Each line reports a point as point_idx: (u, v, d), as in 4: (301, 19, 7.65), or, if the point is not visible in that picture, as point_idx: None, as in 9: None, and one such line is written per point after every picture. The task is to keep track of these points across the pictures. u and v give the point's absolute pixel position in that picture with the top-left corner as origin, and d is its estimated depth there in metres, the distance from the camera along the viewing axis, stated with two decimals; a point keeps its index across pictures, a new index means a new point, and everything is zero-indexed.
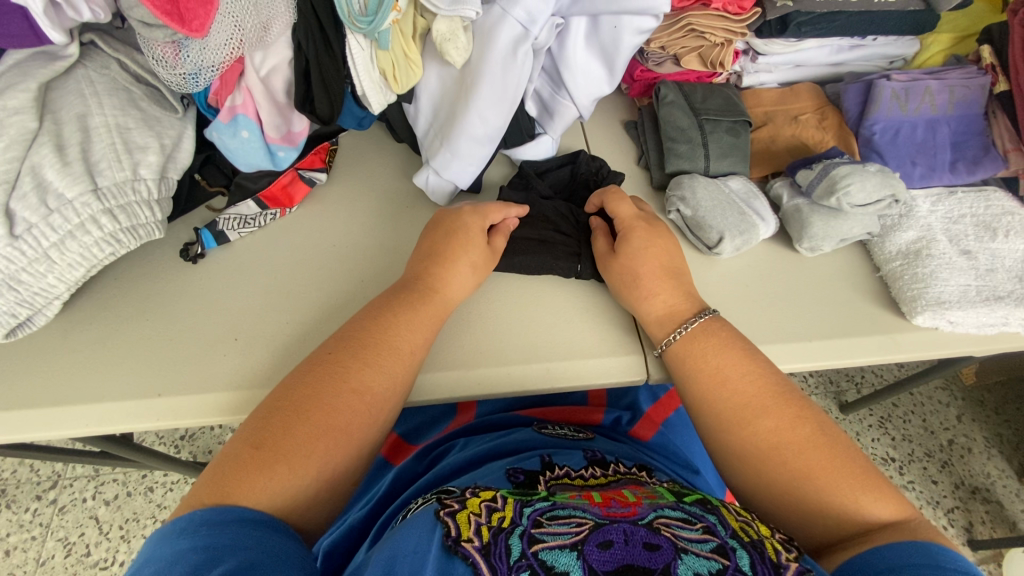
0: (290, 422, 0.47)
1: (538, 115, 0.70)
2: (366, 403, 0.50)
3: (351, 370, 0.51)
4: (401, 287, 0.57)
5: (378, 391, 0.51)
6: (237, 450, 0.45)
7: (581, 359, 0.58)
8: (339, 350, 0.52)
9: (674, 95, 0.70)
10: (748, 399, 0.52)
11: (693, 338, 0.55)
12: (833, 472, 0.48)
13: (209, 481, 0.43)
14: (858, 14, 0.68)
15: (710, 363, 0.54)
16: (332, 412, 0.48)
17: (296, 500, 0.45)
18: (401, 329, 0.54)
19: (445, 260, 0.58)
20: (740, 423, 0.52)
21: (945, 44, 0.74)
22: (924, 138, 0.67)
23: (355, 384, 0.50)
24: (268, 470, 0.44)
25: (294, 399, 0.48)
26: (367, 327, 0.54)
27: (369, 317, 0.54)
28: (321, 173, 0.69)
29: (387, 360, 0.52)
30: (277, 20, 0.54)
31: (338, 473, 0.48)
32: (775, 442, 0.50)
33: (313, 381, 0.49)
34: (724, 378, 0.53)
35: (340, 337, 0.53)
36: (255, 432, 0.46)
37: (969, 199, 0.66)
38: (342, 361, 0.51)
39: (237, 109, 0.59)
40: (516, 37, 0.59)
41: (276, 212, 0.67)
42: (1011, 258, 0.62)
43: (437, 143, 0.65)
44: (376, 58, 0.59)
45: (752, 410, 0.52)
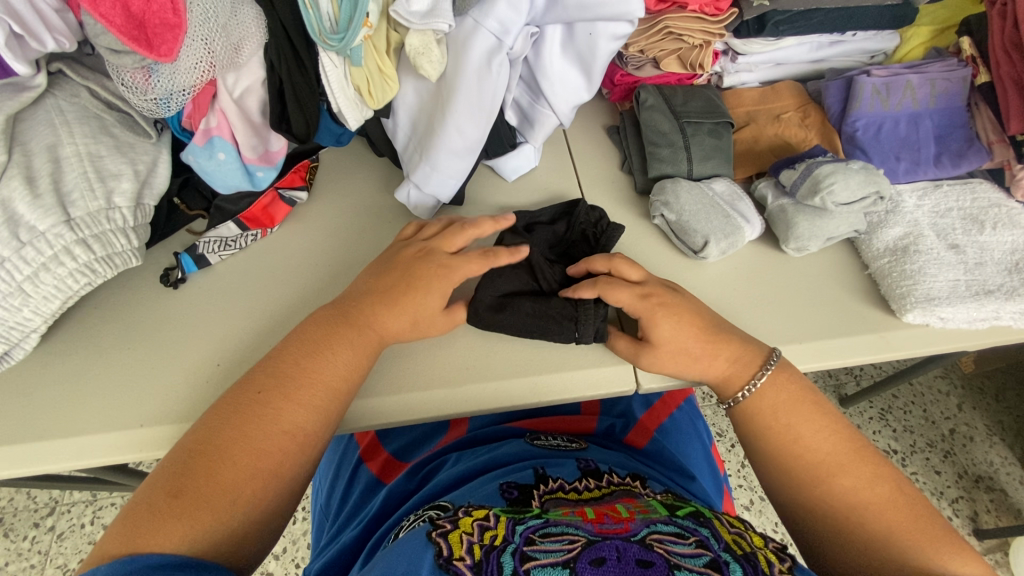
0: (212, 464, 0.46)
1: (519, 125, 0.69)
2: (291, 436, 0.49)
3: (279, 409, 0.50)
4: (341, 309, 0.56)
5: (308, 429, 0.50)
6: (153, 496, 0.44)
7: (571, 370, 0.57)
8: (266, 385, 0.51)
9: (654, 98, 0.69)
10: (823, 457, 0.51)
11: (765, 395, 0.54)
12: (914, 533, 0.47)
13: (121, 535, 0.42)
14: (836, 11, 0.68)
15: (783, 422, 0.54)
16: (257, 453, 0.47)
17: (219, 549, 0.44)
18: (335, 362, 0.53)
19: (390, 291, 0.56)
20: (815, 481, 0.51)
21: (926, 36, 0.73)
22: (907, 133, 0.67)
23: (283, 423, 0.49)
24: (184, 516, 0.43)
25: (217, 441, 0.47)
26: (293, 357, 0.53)
27: (292, 345, 0.53)
28: (302, 192, 0.69)
29: (313, 388, 0.51)
30: (248, 41, 0.53)
31: (264, 514, 0.47)
32: (854, 501, 0.49)
33: (240, 418, 0.49)
34: (798, 437, 0.53)
35: (265, 369, 0.52)
36: (172, 477, 0.45)
37: (955, 192, 0.66)
38: (266, 396, 0.50)
39: (212, 131, 0.59)
40: (490, 48, 0.58)
41: (257, 232, 0.66)
42: (1000, 250, 0.62)
43: (416, 157, 0.65)
44: (350, 75, 0.58)
45: (828, 467, 0.51)
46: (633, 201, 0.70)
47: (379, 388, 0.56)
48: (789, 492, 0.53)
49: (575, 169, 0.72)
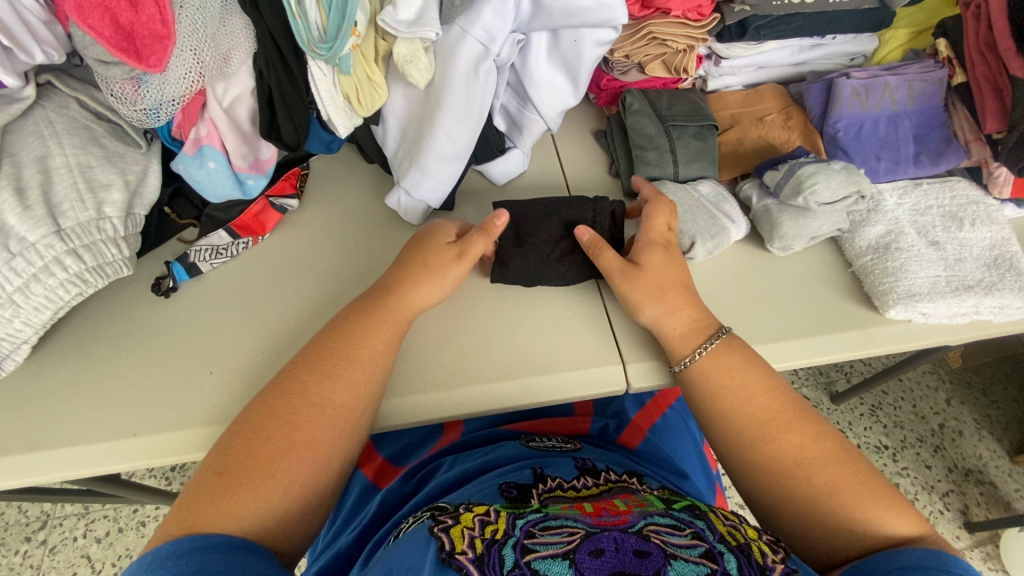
0: (253, 442, 0.47)
1: (507, 130, 0.70)
2: (329, 412, 0.50)
3: (309, 384, 0.50)
4: (364, 297, 0.57)
5: (339, 402, 0.51)
6: (204, 476, 0.45)
7: (563, 372, 0.58)
8: (303, 367, 0.51)
9: (639, 103, 0.70)
10: (771, 415, 0.52)
11: (716, 355, 0.55)
12: (854, 488, 0.48)
13: (175, 513, 0.43)
14: (815, 15, 0.69)
15: (735, 381, 0.54)
16: (293, 428, 0.48)
17: (265, 522, 0.45)
18: (359, 336, 0.53)
19: (411, 274, 0.57)
20: (764, 439, 0.51)
21: (903, 39, 0.75)
22: (886, 133, 0.68)
23: (315, 398, 0.50)
24: (230, 493, 0.44)
25: (254, 420, 0.48)
26: (328, 339, 0.54)
27: (326, 331, 0.54)
28: (292, 199, 0.69)
29: (346, 367, 0.52)
30: (237, 51, 0.54)
31: (307, 488, 0.47)
32: (798, 459, 0.50)
33: (279, 398, 0.49)
34: (748, 395, 0.53)
35: (300, 353, 0.53)
36: (217, 457, 0.46)
37: (934, 190, 0.67)
38: (303, 376, 0.51)
39: (202, 141, 0.59)
40: (476, 55, 0.59)
41: (248, 240, 0.66)
42: (978, 246, 0.63)
43: (406, 163, 0.65)
44: (338, 84, 0.59)
45: (776, 425, 0.51)
46: (620, 203, 0.71)
47: None
48: (739, 453, 0.53)
49: (564, 173, 0.73)
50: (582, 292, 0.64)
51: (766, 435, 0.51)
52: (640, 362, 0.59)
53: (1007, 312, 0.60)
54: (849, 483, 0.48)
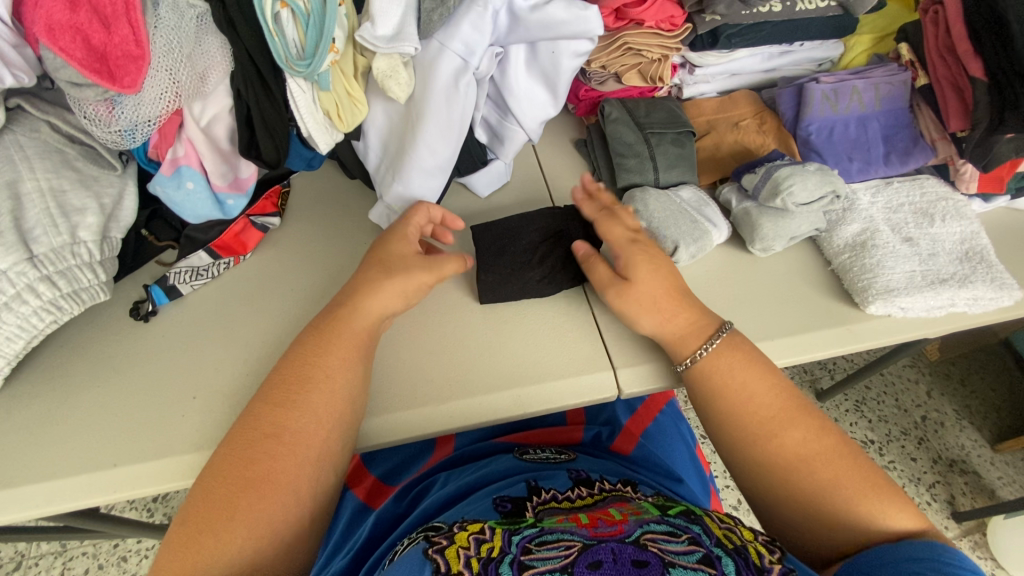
0: (214, 484, 0.46)
1: (489, 142, 0.71)
2: (289, 441, 0.49)
3: (265, 416, 0.49)
4: (323, 316, 0.56)
5: (298, 429, 0.49)
6: (172, 530, 0.45)
7: (554, 381, 0.58)
8: (262, 401, 0.50)
9: (618, 112, 0.72)
10: (774, 411, 0.52)
11: (718, 355, 0.54)
12: (857, 481, 0.49)
13: (153, 569, 0.44)
14: (784, 23, 0.71)
15: (736, 380, 0.53)
16: (254, 464, 0.47)
17: (236, 562, 0.44)
18: (312, 359, 0.52)
19: (372, 282, 0.56)
20: (768, 434, 0.51)
21: (868, 43, 0.77)
22: (856, 135, 0.71)
23: (271, 430, 0.49)
24: (194, 540, 0.44)
25: (216, 461, 0.48)
26: (285, 366, 0.52)
27: (285, 356, 0.54)
28: (274, 217, 0.68)
29: (304, 393, 0.51)
30: (214, 70, 0.55)
31: (279, 521, 0.47)
32: (802, 454, 0.50)
33: (239, 436, 0.49)
34: (751, 393, 0.53)
35: (259, 385, 0.53)
36: (185, 505, 0.46)
37: (906, 188, 0.69)
38: (261, 409, 0.50)
39: (180, 161, 0.59)
40: (456, 69, 0.59)
41: (230, 259, 0.65)
42: (949, 241, 0.65)
43: (389, 178, 0.65)
44: (318, 100, 0.58)
45: (779, 422, 0.51)
46: None
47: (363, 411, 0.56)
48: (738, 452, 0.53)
49: (547, 183, 0.74)
50: (569, 300, 0.64)
51: (770, 435, 0.51)
52: (630, 367, 0.59)
53: (981, 303, 0.62)
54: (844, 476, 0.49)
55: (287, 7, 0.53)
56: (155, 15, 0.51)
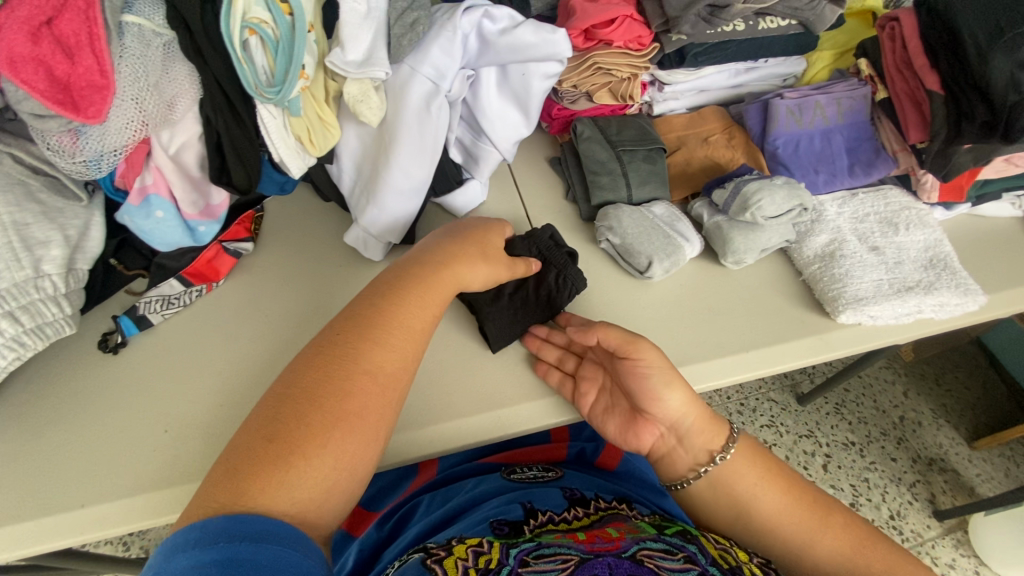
0: (301, 410, 0.43)
1: (464, 162, 0.71)
2: (371, 380, 0.47)
3: (360, 349, 0.47)
4: (405, 266, 0.55)
5: (388, 369, 0.48)
6: (242, 448, 0.41)
7: (534, 401, 0.58)
8: (341, 332, 0.48)
9: (590, 130, 0.73)
10: (797, 519, 0.54)
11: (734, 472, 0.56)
12: (890, 564, 0.52)
13: (218, 484, 0.39)
14: (747, 41, 0.73)
15: (756, 501, 0.55)
16: (345, 396, 0.45)
17: (315, 495, 0.41)
18: (413, 303, 0.52)
19: (459, 252, 0.57)
20: (801, 547, 0.53)
21: (828, 60, 0.80)
22: (822, 148, 0.72)
23: (365, 363, 0.47)
24: (280, 463, 0.40)
25: (301, 384, 0.45)
26: (370, 304, 0.51)
27: (366, 297, 0.52)
28: (247, 242, 0.68)
29: (388, 333, 0.49)
30: (182, 97, 0.54)
31: (359, 461, 0.44)
32: (837, 560, 0.52)
33: (317, 366, 0.46)
34: (775, 508, 0.54)
35: (341, 317, 0.50)
36: (265, 422, 0.43)
37: (870, 198, 0.71)
38: (337, 343, 0.48)
39: (148, 189, 0.58)
40: (427, 92, 0.59)
41: (202, 287, 0.65)
42: (914, 249, 0.67)
43: (363, 201, 0.65)
44: (289, 126, 0.58)
45: (809, 530, 0.53)
46: (579, 227, 0.72)
47: None
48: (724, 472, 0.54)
49: (522, 201, 0.75)
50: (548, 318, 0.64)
51: (806, 536, 0.53)
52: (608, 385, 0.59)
53: (947, 309, 0.63)
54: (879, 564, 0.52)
55: (255, 34, 0.53)
56: (120, 44, 0.50)
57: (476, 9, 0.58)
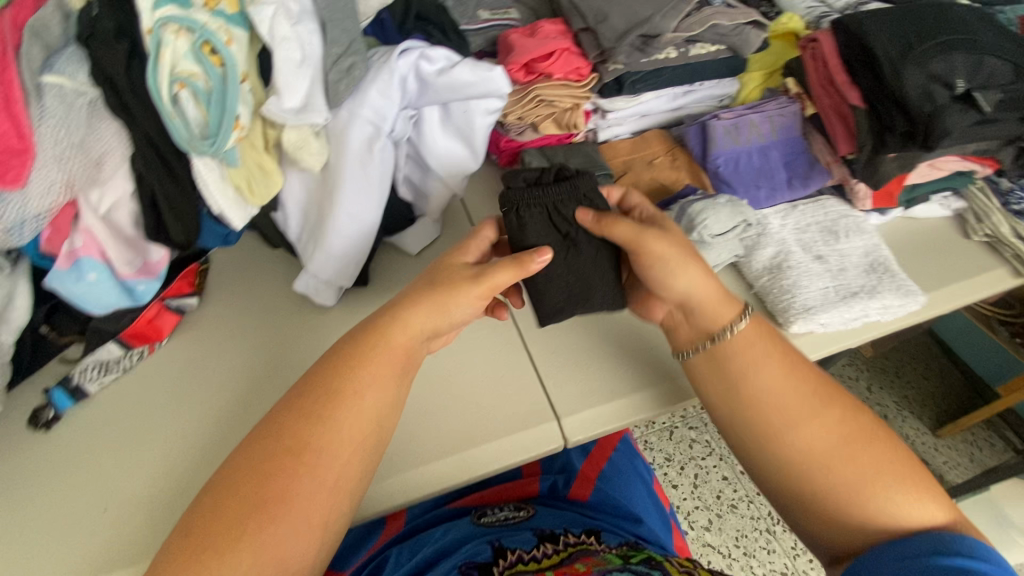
0: (223, 501, 0.44)
1: (414, 200, 0.71)
2: (308, 462, 0.46)
3: (293, 428, 0.47)
4: (357, 327, 0.53)
5: (320, 446, 0.46)
6: (173, 540, 0.43)
7: (501, 439, 0.56)
8: (293, 406, 0.48)
9: (537, 160, 0.75)
10: (798, 407, 0.51)
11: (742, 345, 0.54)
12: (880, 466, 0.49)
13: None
14: (681, 67, 0.75)
15: (753, 384, 0.53)
16: (270, 482, 0.44)
17: None
18: (359, 370, 0.49)
19: (413, 293, 0.53)
20: (776, 436, 0.52)
21: (759, 79, 0.83)
22: (760, 163, 0.75)
23: (294, 444, 0.46)
24: (192, 563, 0.41)
25: (234, 471, 0.45)
26: (319, 377, 0.49)
27: (317, 367, 0.51)
28: (191, 298, 0.65)
29: (336, 409, 0.48)
30: (111, 155, 0.52)
31: (286, 552, 0.43)
32: (822, 449, 0.50)
33: (258, 450, 0.46)
34: (773, 393, 0.52)
35: (294, 389, 0.50)
36: (193, 515, 0.43)
37: (809, 211, 0.73)
38: (285, 420, 0.47)
39: (78, 253, 0.55)
40: (369, 135, 0.59)
41: (144, 348, 0.62)
42: (856, 255, 0.70)
43: (311, 246, 0.63)
44: (227, 177, 0.57)
45: (805, 415, 0.51)
46: None
47: None
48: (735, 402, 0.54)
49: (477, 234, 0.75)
50: (508, 351, 0.63)
51: (788, 427, 0.51)
52: (575, 415, 0.58)
53: (891, 310, 0.66)
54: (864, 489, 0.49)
55: (186, 88, 0.52)
56: (39, 105, 0.49)
57: (412, 52, 0.59)
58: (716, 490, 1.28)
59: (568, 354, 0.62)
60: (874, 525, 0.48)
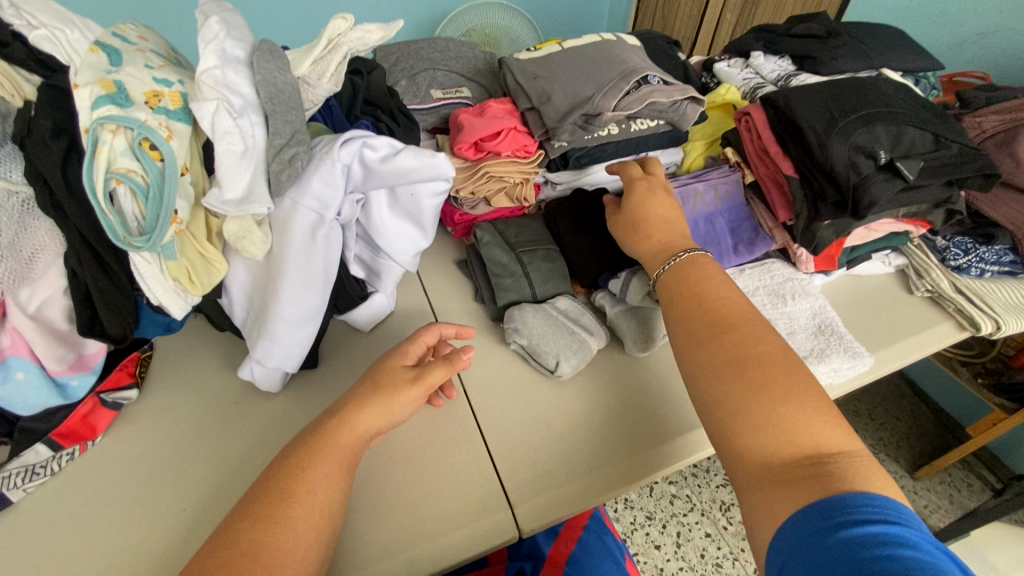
0: None
1: (367, 277, 0.71)
2: (266, 564, 0.41)
3: (257, 536, 0.43)
4: (308, 428, 0.51)
5: (287, 550, 0.43)
6: None
7: (453, 533, 0.53)
8: (247, 513, 0.44)
9: (489, 235, 0.75)
10: (731, 310, 0.56)
11: (682, 268, 0.62)
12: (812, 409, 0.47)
13: None
14: (625, 141, 0.78)
15: (699, 294, 0.58)
16: None
17: None
18: (307, 470, 0.47)
19: (355, 395, 0.53)
20: (722, 328, 0.54)
21: (701, 148, 0.88)
22: (706, 230, 0.77)
23: (262, 553, 0.42)
24: None
25: None
26: (269, 480, 0.46)
27: (275, 467, 0.48)
28: (130, 390, 0.63)
29: (291, 506, 0.45)
30: (43, 252, 0.52)
31: None
32: (750, 351, 0.52)
33: (204, 562, 0.41)
34: (715, 294, 0.58)
35: (248, 494, 0.46)
36: None
37: (756, 273, 0.75)
38: (238, 525, 0.43)
39: (5, 352, 0.53)
40: (312, 223, 0.59)
41: (74, 449, 0.59)
42: (804, 318, 0.71)
43: (256, 333, 0.62)
44: (166, 269, 0.56)
45: (734, 321, 0.55)
46: (488, 328, 0.73)
47: None
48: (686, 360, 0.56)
49: (432, 306, 0.76)
50: (461, 431, 0.61)
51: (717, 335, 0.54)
52: (529, 502, 0.56)
53: (841, 373, 0.66)
54: (781, 397, 0.48)
55: (123, 183, 0.51)
56: None
57: (354, 141, 0.59)
58: (699, 549, 1.24)
59: (524, 434, 0.61)
60: (786, 450, 0.46)
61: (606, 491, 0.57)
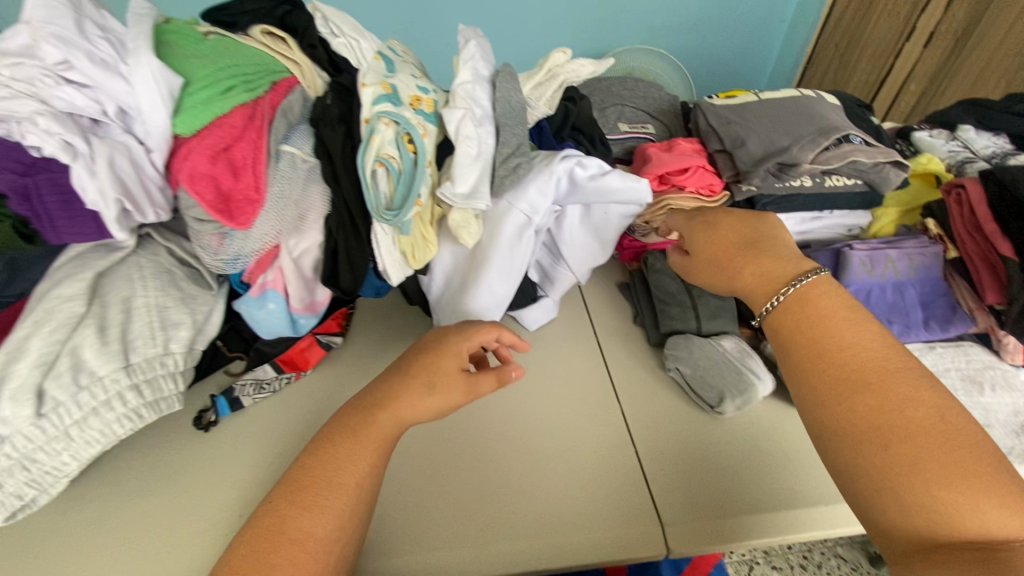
0: None
1: (540, 281, 0.78)
2: (311, 548, 0.45)
3: (293, 517, 0.46)
4: (340, 413, 0.55)
5: (320, 534, 0.46)
6: None
7: (603, 532, 0.56)
8: (291, 491, 0.48)
9: (661, 263, 0.79)
10: (870, 365, 0.52)
11: (794, 307, 0.58)
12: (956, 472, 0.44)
13: None
14: (816, 195, 0.78)
15: (831, 341, 0.54)
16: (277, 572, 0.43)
17: None
18: (342, 460, 0.50)
19: (400, 384, 0.56)
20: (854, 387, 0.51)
21: (894, 215, 0.84)
22: (893, 299, 0.74)
23: (295, 532, 0.46)
24: None
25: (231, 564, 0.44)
26: (304, 467, 0.50)
27: (309, 453, 0.51)
28: (337, 336, 0.75)
29: (329, 496, 0.48)
30: (312, 211, 0.65)
31: None
32: (892, 414, 0.48)
33: (250, 535, 0.46)
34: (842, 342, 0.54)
35: (286, 475, 0.50)
36: None
37: (949, 353, 0.72)
38: (278, 505, 0.47)
39: (267, 285, 0.66)
40: (519, 224, 0.67)
41: (292, 374, 0.70)
42: (1003, 412, 0.66)
43: (450, 309, 0.72)
44: (396, 242, 0.66)
45: (882, 382, 0.50)
46: (645, 351, 0.76)
47: (404, 545, 0.55)
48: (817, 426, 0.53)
49: (593, 320, 0.80)
50: (613, 441, 0.65)
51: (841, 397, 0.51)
52: (679, 525, 0.57)
53: None
54: (931, 463, 0.45)
55: (384, 167, 0.62)
56: (276, 167, 0.61)
57: (571, 158, 0.66)
58: None
59: (679, 461, 0.63)
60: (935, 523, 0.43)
61: (760, 534, 0.57)
